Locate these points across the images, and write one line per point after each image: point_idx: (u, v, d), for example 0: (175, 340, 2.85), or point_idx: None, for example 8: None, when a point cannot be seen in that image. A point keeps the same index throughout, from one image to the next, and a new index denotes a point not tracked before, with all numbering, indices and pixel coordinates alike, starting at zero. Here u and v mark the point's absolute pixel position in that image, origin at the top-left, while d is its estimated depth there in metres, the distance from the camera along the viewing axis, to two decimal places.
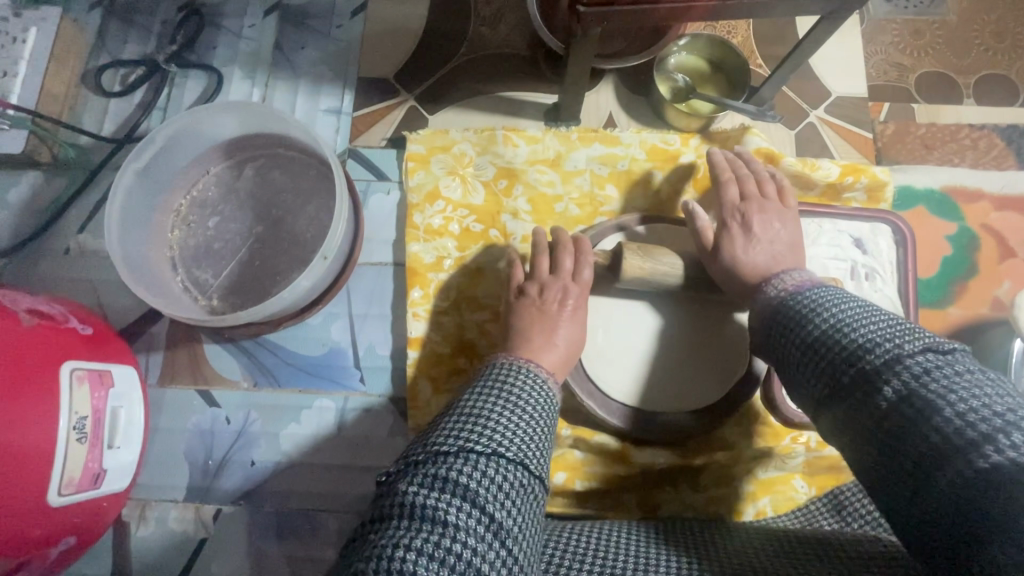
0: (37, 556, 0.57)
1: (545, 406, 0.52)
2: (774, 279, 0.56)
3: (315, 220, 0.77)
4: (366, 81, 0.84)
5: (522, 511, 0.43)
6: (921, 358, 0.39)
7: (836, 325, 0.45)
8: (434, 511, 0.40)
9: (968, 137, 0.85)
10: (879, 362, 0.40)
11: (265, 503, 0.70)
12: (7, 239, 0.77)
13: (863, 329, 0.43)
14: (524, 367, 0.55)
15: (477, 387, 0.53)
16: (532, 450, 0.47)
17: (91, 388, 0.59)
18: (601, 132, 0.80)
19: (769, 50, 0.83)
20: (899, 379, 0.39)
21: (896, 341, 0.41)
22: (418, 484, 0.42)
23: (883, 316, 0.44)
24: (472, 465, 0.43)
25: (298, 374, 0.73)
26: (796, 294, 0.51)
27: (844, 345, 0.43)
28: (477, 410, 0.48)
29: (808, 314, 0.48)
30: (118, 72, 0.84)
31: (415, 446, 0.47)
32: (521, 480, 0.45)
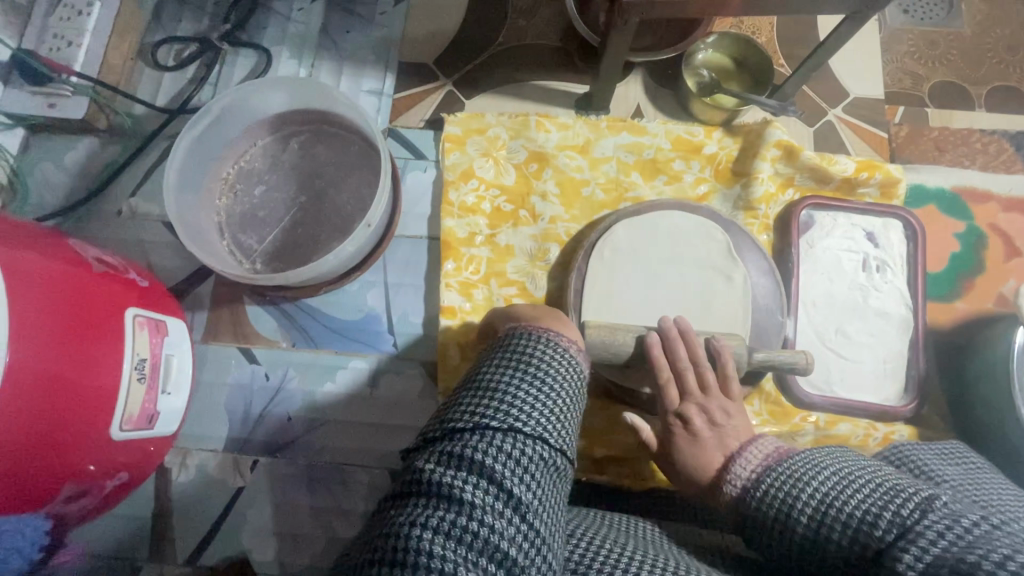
0: (96, 488, 0.60)
1: (566, 378, 0.52)
2: (735, 463, 0.53)
3: (356, 192, 0.81)
4: (407, 65, 0.89)
5: (539, 488, 0.44)
6: (929, 521, 0.36)
7: (825, 503, 0.43)
8: (451, 489, 0.41)
9: (979, 142, 0.89)
10: (891, 541, 0.37)
11: (299, 457, 0.73)
12: (64, 199, 0.82)
13: (851, 502, 0.41)
14: (549, 338, 0.54)
15: (495, 357, 0.53)
16: (549, 426, 0.47)
17: (149, 334, 0.64)
18: (629, 122, 0.84)
19: (792, 50, 0.87)
20: (914, 547, 0.35)
21: (886, 513, 0.38)
22: (435, 460, 0.43)
23: (869, 482, 0.42)
24: (488, 441, 0.44)
25: (334, 337, 0.77)
26: (758, 481, 0.49)
27: (842, 525, 0.41)
28: (492, 384, 0.49)
29: (789, 498, 0.45)
30: (173, 48, 0.89)
31: (434, 421, 0.48)
32: (538, 454, 0.45)
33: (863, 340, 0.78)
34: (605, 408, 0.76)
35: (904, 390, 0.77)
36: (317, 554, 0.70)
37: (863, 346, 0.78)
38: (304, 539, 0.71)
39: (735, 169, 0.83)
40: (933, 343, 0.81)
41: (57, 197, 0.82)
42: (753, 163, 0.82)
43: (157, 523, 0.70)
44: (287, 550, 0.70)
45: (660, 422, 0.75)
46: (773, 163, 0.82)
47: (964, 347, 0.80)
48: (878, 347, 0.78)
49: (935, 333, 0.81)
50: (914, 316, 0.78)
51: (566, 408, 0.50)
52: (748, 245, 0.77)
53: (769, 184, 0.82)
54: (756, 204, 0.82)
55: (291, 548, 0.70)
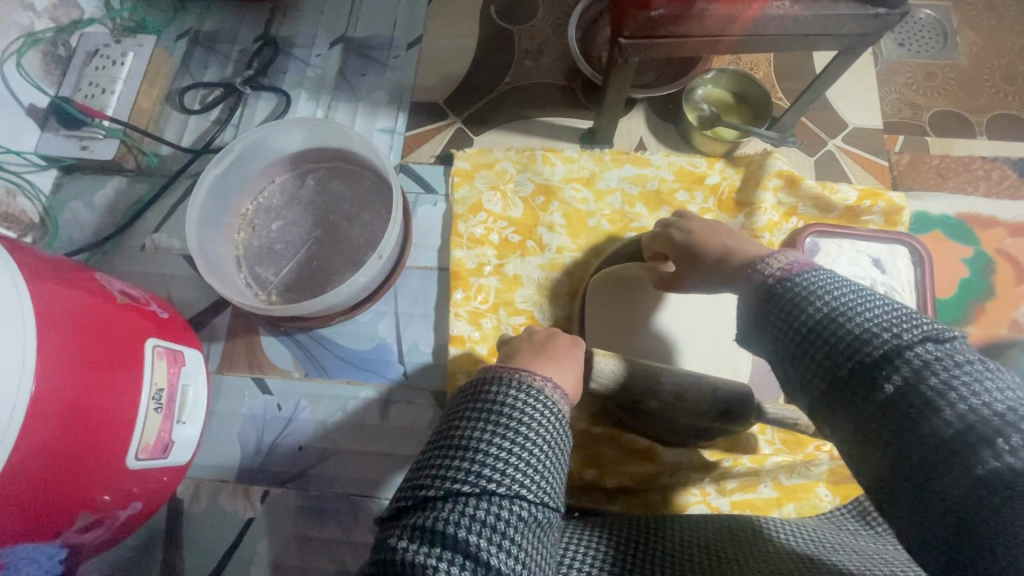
0: (110, 517, 0.60)
1: (545, 424, 0.48)
2: (762, 261, 0.46)
3: (369, 225, 0.84)
4: (418, 105, 0.93)
5: (521, 551, 0.41)
6: (923, 350, 0.36)
7: (835, 312, 0.39)
8: (425, 572, 0.39)
9: (981, 168, 0.90)
10: (882, 354, 0.36)
11: (310, 486, 0.74)
12: (91, 234, 0.86)
13: (863, 314, 0.39)
14: (525, 380, 0.50)
15: (466, 405, 0.49)
16: (528, 482, 0.44)
17: (168, 363, 0.66)
18: (632, 154, 0.87)
19: (789, 84, 0.90)
20: (903, 369, 0.35)
21: (896, 329, 0.37)
22: (409, 537, 0.41)
23: (880, 300, 0.39)
24: (459, 511, 0.42)
25: (346, 366, 0.79)
26: (789, 277, 0.43)
27: (842, 332, 0.38)
28: (464, 441, 0.46)
29: (801, 300, 0.41)
30: (199, 93, 0.94)
31: (408, 484, 0.45)
32: (516, 517, 0.42)
33: None
34: (616, 437, 0.75)
35: None
36: None
37: None
38: (314, 572, 0.70)
39: (739, 199, 0.84)
40: None
41: (84, 232, 0.86)
42: (755, 193, 0.84)
43: (167, 554, 0.70)
44: None
45: (670, 449, 0.74)
46: (775, 192, 0.84)
47: None
48: None
49: None
50: None
51: (551, 450, 0.47)
52: None
53: (772, 213, 0.83)
54: (760, 233, 0.83)
55: None
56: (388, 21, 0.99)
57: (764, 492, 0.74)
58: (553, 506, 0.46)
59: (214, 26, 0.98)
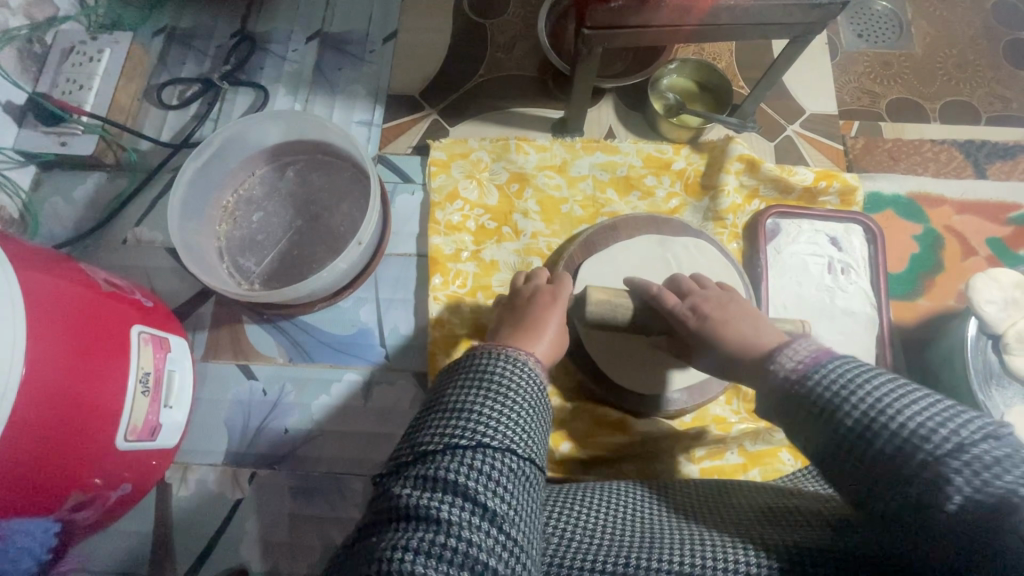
0: (100, 499, 0.63)
1: (532, 390, 0.53)
2: (781, 351, 0.48)
3: (349, 214, 0.86)
4: (395, 97, 0.96)
5: (515, 497, 0.46)
6: (987, 446, 0.35)
7: (878, 408, 0.39)
8: (429, 510, 0.42)
9: (932, 151, 0.96)
10: (941, 454, 0.35)
11: (296, 468, 0.76)
12: (73, 229, 0.87)
13: (908, 412, 0.38)
14: (511, 355, 0.55)
15: (458, 375, 0.53)
16: (517, 437, 0.49)
17: (154, 349, 0.67)
18: (602, 142, 0.91)
19: (750, 73, 0.94)
20: (966, 470, 0.34)
21: (950, 426, 0.36)
22: (411, 484, 0.44)
23: (924, 397, 0.39)
24: (457, 460, 0.45)
25: (329, 352, 0.81)
26: (813, 371, 0.44)
27: (890, 431, 0.38)
28: (458, 404, 0.50)
29: (837, 399, 0.41)
30: (177, 89, 0.95)
31: (405, 443, 0.49)
32: (507, 465, 0.47)
33: (833, 339, 0.82)
34: (590, 411, 0.79)
35: None
36: (315, 561, 0.72)
37: (833, 344, 0.82)
38: (302, 549, 0.72)
39: (704, 182, 0.88)
40: (900, 339, 0.84)
41: (66, 227, 0.87)
42: (719, 177, 0.88)
43: (157, 536, 0.72)
44: (284, 558, 0.72)
45: (642, 421, 0.78)
46: (737, 176, 0.88)
47: (929, 343, 0.84)
48: (847, 345, 0.82)
49: (901, 329, 0.85)
50: (879, 314, 0.83)
51: (534, 414, 0.52)
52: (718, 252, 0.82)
53: (735, 195, 0.88)
54: (725, 214, 0.88)
55: (289, 558, 0.72)
56: (364, 16, 1.01)
57: (731, 458, 0.78)
58: (538, 462, 0.50)
59: (192, 23, 1.00)
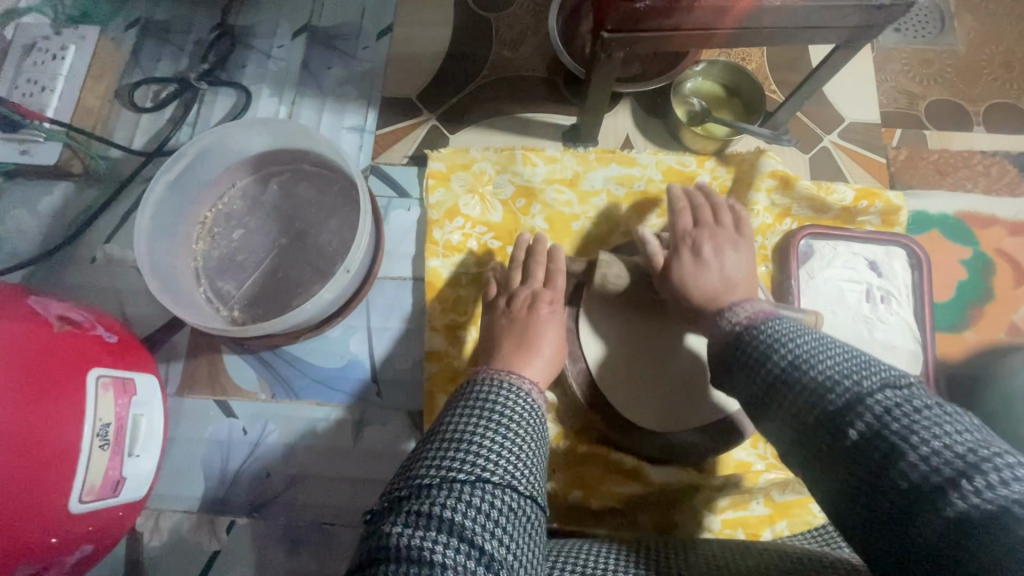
0: (54, 565, 0.56)
1: (530, 420, 0.49)
2: (727, 312, 0.53)
3: (338, 233, 0.78)
4: (389, 100, 0.87)
5: (514, 539, 0.41)
6: (883, 396, 0.37)
7: (795, 362, 0.43)
8: (420, 553, 0.37)
9: (981, 163, 0.87)
10: (843, 401, 0.38)
11: (278, 516, 0.69)
12: (37, 246, 0.79)
13: (820, 364, 0.41)
14: (511, 383, 0.51)
15: (457, 407, 0.49)
16: (519, 472, 0.44)
17: (116, 394, 0.60)
18: (618, 153, 0.82)
19: (782, 75, 0.85)
20: (866, 416, 0.37)
21: (852, 377, 0.39)
22: (403, 522, 0.39)
23: (837, 349, 0.42)
24: (455, 497, 0.40)
25: (315, 386, 0.74)
26: (750, 327, 0.49)
27: (812, 377, 0.41)
28: (458, 435, 0.45)
29: (768, 349, 0.45)
30: (151, 89, 0.87)
31: (399, 479, 0.44)
32: (508, 505, 0.42)
33: None
34: (602, 456, 0.71)
35: None
36: None
37: None
38: None
39: (730, 199, 0.80)
40: (945, 377, 0.77)
41: (29, 244, 0.79)
42: (748, 193, 0.79)
43: None
44: None
45: (658, 468, 0.71)
46: (768, 193, 0.79)
47: (977, 381, 0.76)
48: None
49: (946, 365, 0.77)
50: (924, 350, 0.75)
51: (534, 451, 0.47)
52: None
53: (765, 215, 0.79)
54: (753, 235, 0.79)
55: None
56: (355, 8, 0.91)
57: (757, 508, 0.70)
58: (540, 501, 0.45)
59: (166, 14, 0.90)
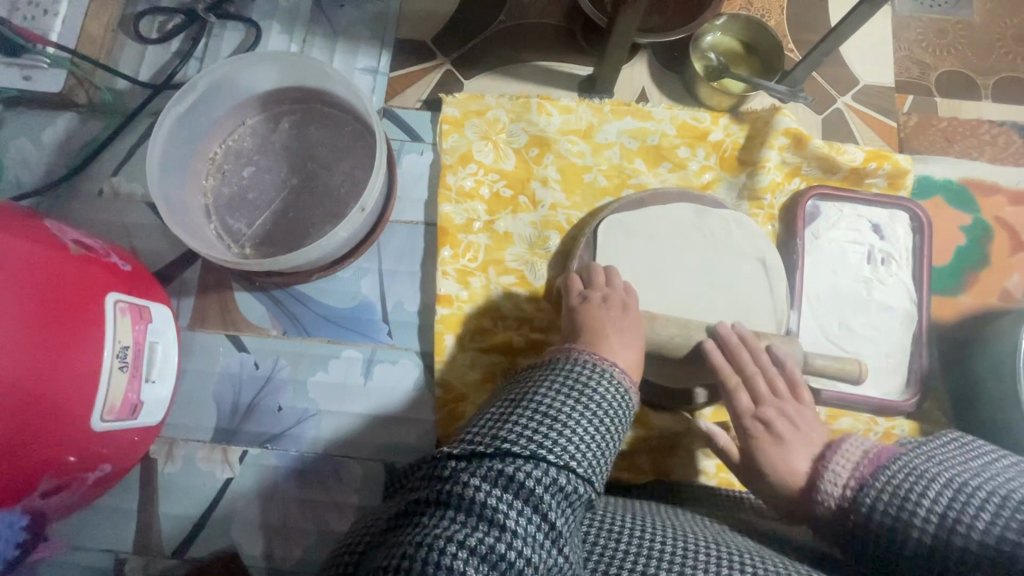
0: (77, 481, 0.58)
1: (619, 417, 0.50)
2: (823, 479, 0.50)
3: (350, 174, 0.78)
4: (403, 43, 0.85)
5: (575, 520, 0.44)
6: (1009, 518, 0.38)
7: (948, 484, 0.42)
8: (494, 512, 0.40)
9: (989, 133, 0.87)
10: (987, 531, 0.39)
11: (290, 449, 0.71)
12: (41, 177, 0.78)
13: (966, 476, 0.42)
14: (606, 369, 0.52)
15: (551, 381, 0.50)
16: (597, 468, 0.46)
17: (132, 319, 0.61)
18: (633, 105, 0.82)
19: (802, 35, 0.85)
20: (1016, 530, 0.37)
21: (987, 505, 0.40)
22: (483, 477, 0.41)
23: (981, 461, 0.43)
24: (542, 472, 0.42)
25: (326, 325, 0.75)
26: (863, 485, 0.46)
27: (938, 499, 0.42)
28: (548, 413, 0.47)
29: (911, 466, 0.45)
30: (157, 20, 0.84)
31: (480, 432, 0.46)
32: (582, 495, 0.44)
33: (867, 334, 0.77)
34: None
35: (906, 385, 0.76)
36: (311, 547, 0.69)
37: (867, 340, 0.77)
38: (297, 535, 0.69)
39: (742, 156, 0.81)
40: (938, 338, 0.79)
41: (33, 174, 0.78)
42: (760, 151, 0.80)
43: (143, 515, 0.69)
44: (278, 544, 0.68)
45: (660, 414, 0.73)
46: (780, 152, 0.80)
47: (968, 343, 0.79)
48: (881, 341, 0.77)
49: (939, 327, 0.80)
50: (919, 310, 0.77)
51: (612, 447, 0.49)
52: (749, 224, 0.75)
53: (776, 172, 0.80)
54: (762, 193, 0.80)
55: (285, 543, 0.69)
56: None
57: None
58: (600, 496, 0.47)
59: None
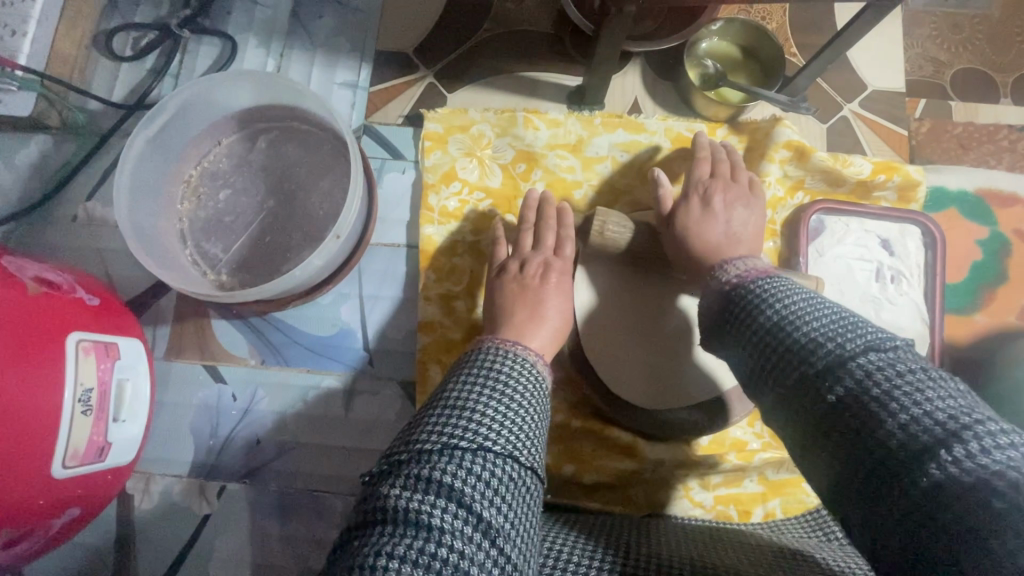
0: (40, 529, 0.56)
1: (534, 391, 0.49)
2: (723, 266, 0.55)
3: (329, 196, 0.75)
4: (384, 55, 0.82)
5: (514, 509, 0.41)
6: (865, 359, 0.37)
7: (784, 319, 0.44)
8: (418, 515, 0.37)
9: (1008, 138, 0.82)
10: (828, 359, 0.39)
11: (270, 483, 0.69)
12: (14, 203, 0.76)
13: (809, 322, 0.42)
14: (512, 351, 0.52)
15: (460, 375, 0.49)
16: (521, 443, 0.44)
17: (97, 359, 0.58)
18: (625, 118, 0.78)
19: (804, 38, 0.80)
20: (850, 377, 0.37)
21: (840, 339, 0.40)
22: (401, 485, 0.39)
23: (829, 311, 0.43)
24: (456, 463, 0.40)
25: (305, 354, 0.72)
26: (745, 282, 0.50)
27: (790, 341, 0.42)
28: (461, 402, 0.45)
29: (758, 306, 0.47)
30: (131, 36, 0.81)
31: (399, 445, 0.43)
32: (509, 474, 0.42)
33: None
34: (596, 431, 0.71)
35: None
36: None
37: None
38: (277, 573, 0.67)
39: None
40: (951, 360, 0.75)
41: (6, 200, 0.76)
42: (760, 165, 0.76)
43: (121, 552, 0.67)
44: None
45: (654, 446, 0.70)
46: (781, 165, 0.76)
47: (984, 366, 0.74)
48: None
49: (953, 348, 0.75)
50: (931, 332, 0.73)
51: (534, 421, 0.46)
52: None
53: (777, 187, 0.76)
54: (762, 209, 0.76)
55: None
56: None
57: (749, 486, 0.71)
58: (540, 476, 0.44)
59: None
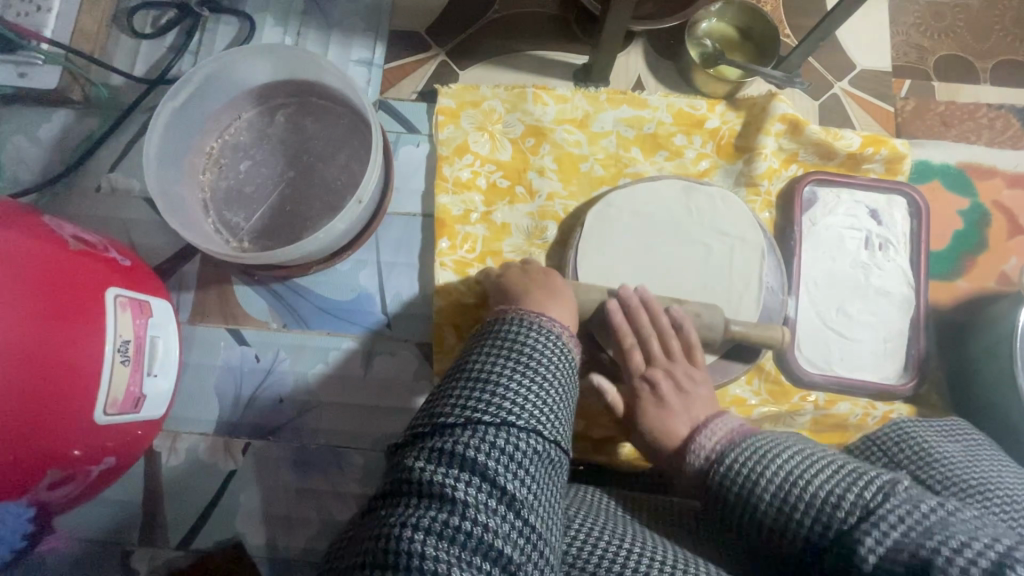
0: (80, 475, 0.59)
1: (558, 369, 0.51)
2: None
3: (347, 167, 0.78)
4: (397, 34, 0.85)
5: (535, 482, 0.44)
6: None
7: None
8: (442, 488, 0.41)
9: (986, 117, 0.87)
10: None
11: (292, 440, 0.72)
12: (38, 174, 0.78)
13: None
14: (535, 321, 0.53)
15: (482, 349, 0.51)
16: (542, 419, 0.47)
17: (133, 314, 0.61)
18: (629, 94, 0.82)
19: (797, 20, 0.84)
20: None
21: None
22: (426, 459, 0.42)
23: None
24: (479, 437, 0.43)
25: (325, 317, 0.75)
26: None
27: None
28: (482, 376, 0.48)
29: None
30: (150, 15, 0.84)
31: (423, 417, 0.47)
32: (530, 447, 0.45)
33: (865, 320, 0.77)
34: None
35: (903, 369, 0.76)
36: (314, 536, 0.69)
37: (865, 325, 0.77)
38: (301, 525, 0.70)
39: (739, 144, 0.81)
40: (935, 322, 0.80)
41: (30, 171, 0.78)
42: (757, 138, 0.80)
43: (148, 507, 0.69)
44: (282, 535, 0.69)
45: None
46: (777, 138, 0.80)
47: (965, 328, 0.79)
48: (879, 326, 0.77)
49: (937, 311, 0.80)
50: (916, 295, 0.77)
51: (555, 399, 0.49)
52: (739, 206, 0.74)
53: (772, 159, 0.80)
54: (759, 180, 0.80)
55: (287, 533, 0.69)
56: None
57: None
58: (561, 448, 0.47)
59: None
